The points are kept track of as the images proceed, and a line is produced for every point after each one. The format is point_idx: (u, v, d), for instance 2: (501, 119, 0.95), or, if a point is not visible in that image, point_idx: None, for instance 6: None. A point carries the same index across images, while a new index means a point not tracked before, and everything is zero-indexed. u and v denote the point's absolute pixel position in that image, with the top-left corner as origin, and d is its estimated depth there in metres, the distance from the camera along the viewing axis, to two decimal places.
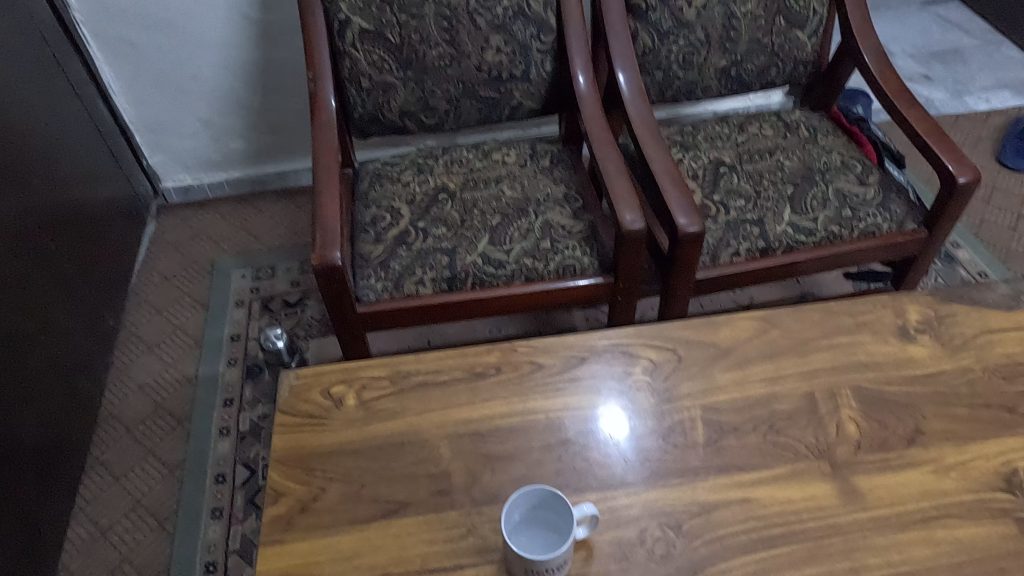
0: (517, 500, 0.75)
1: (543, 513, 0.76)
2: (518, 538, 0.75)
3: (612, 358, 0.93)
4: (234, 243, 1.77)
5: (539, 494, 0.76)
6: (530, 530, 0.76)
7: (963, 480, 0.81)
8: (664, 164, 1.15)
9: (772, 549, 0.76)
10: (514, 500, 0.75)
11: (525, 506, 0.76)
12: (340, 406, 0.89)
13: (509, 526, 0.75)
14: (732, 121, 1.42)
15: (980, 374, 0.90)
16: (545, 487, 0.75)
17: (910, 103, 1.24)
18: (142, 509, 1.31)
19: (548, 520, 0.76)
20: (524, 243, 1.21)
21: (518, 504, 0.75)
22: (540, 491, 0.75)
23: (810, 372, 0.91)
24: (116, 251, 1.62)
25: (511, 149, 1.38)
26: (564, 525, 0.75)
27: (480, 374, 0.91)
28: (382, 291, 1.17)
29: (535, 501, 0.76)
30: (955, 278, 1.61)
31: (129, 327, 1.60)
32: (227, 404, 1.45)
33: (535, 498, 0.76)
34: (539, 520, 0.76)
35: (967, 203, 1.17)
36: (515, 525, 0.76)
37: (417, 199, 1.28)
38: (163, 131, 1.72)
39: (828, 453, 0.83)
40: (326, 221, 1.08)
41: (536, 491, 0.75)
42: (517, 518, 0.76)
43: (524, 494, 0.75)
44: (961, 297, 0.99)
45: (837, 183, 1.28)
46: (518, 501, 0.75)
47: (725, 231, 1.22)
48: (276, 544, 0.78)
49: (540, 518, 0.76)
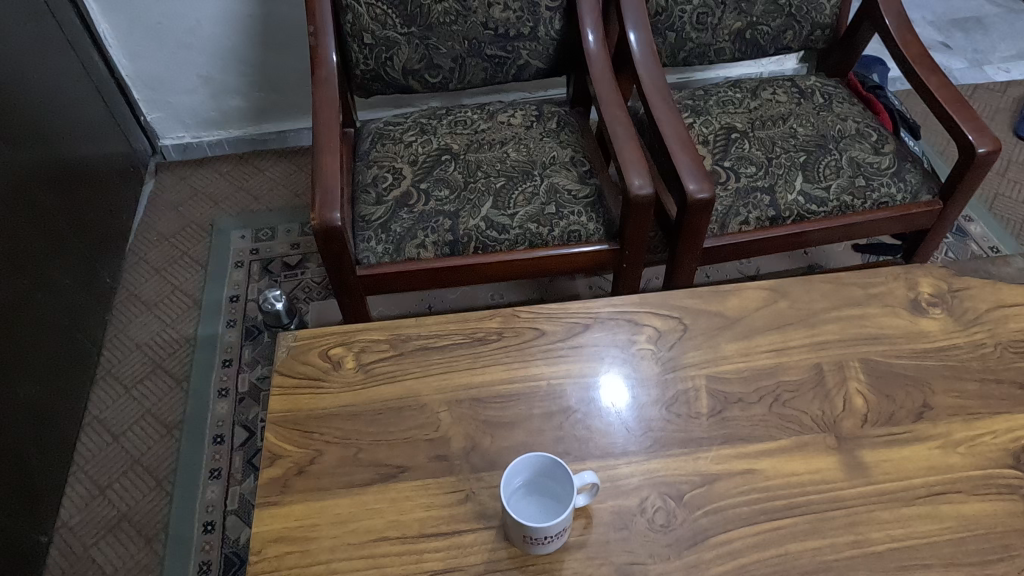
0: (516, 468, 0.73)
1: (540, 477, 0.75)
2: (515, 504, 0.74)
3: (616, 326, 0.91)
4: (233, 203, 1.74)
5: (538, 461, 0.74)
6: (528, 494, 0.75)
7: (970, 456, 0.79)
8: (675, 128, 1.12)
9: (774, 521, 0.75)
10: (514, 468, 0.73)
11: (527, 472, 0.74)
12: (339, 368, 0.87)
13: (509, 495, 0.73)
14: (745, 86, 1.38)
15: (991, 350, 0.88)
16: (546, 454, 0.74)
17: (931, 69, 1.19)
18: (141, 468, 1.31)
19: (548, 483, 0.75)
20: (529, 207, 1.18)
21: (518, 470, 0.74)
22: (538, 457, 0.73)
23: (819, 344, 0.89)
24: (113, 209, 1.60)
25: (517, 111, 1.34)
26: (564, 493, 0.74)
27: (481, 340, 0.89)
28: (383, 254, 1.14)
29: (532, 468, 0.74)
30: (965, 252, 1.58)
31: (126, 286, 1.58)
32: (226, 365, 1.44)
33: (532, 463, 0.74)
34: (536, 484, 0.75)
35: (985, 175, 1.14)
36: (514, 492, 0.74)
37: (420, 160, 1.25)
38: (161, 86, 1.68)
39: (834, 427, 0.82)
40: (326, 179, 1.05)
41: (537, 457, 0.73)
42: (515, 485, 0.74)
43: (524, 461, 0.73)
44: (976, 271, 0.96)
45: (852, 152, 1.24)
46: (518, 469, 0.74)
47: (735, 199, 1.20)
48: (272, 507, 0.77)
49: (540, 482, 0.75)
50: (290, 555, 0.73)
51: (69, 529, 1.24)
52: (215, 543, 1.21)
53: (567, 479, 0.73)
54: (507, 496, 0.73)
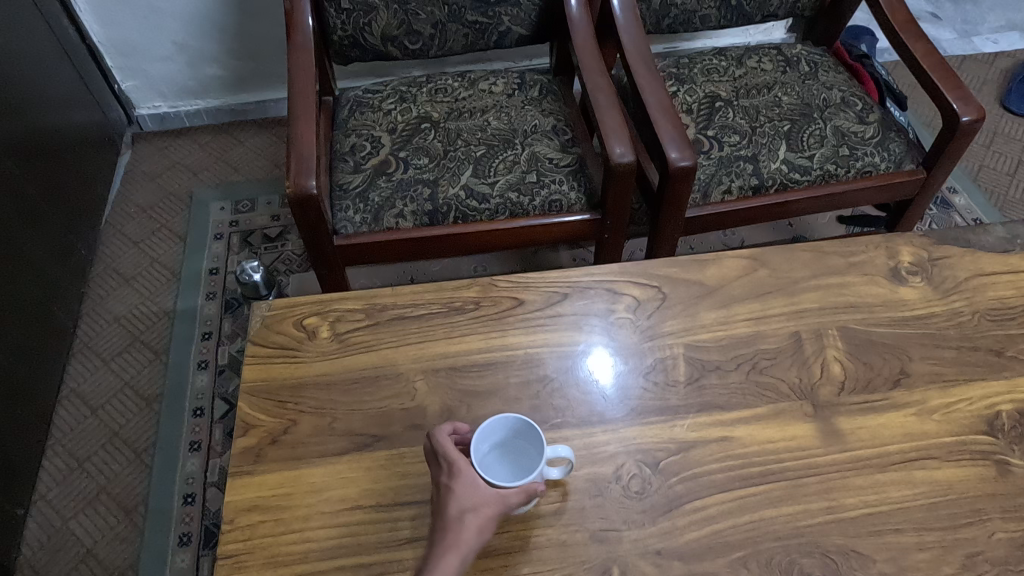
0: (491, 429, 0.73)
1: (512, 437, 0.75)
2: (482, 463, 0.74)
3: (595, 295, 0.90)
4: (212, 173, 1.71)
5: (510, 425, 0.74)
6: (499, 452, 0.75)
7: (945, 423, 0.80)
8: (657, 95, 1.10)
9: (749, 487, 0.75)
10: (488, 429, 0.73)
11: (492, 437, 0.75)
12: (314, 338, 0.86)
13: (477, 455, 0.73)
14: (731, 54, 1.36)
15: (969, 318, 0.88)
16: (509, 419, 0.74)
17: (917, 37, 1.18)
18: (119, 441, 1.30)
19: (524, 445, 0.75)
20: (510, 176, 1.16)
21: (493, 429, 0.74)
22: (515, 423, 0.73)
23: (798, 312, 0.88)
24: (87, 179, 1.56)
25: (498, 78, 1.31)
26: (534, 447, 0.74)
27: (458, 310, 0.88)
28: (360, 224, 1.13)
29: (508, 429, 0.75)
30: (949, 223, 1.58)
31: (104, 258, 1.56)
32: (206, 338, 1.42)
33: (505, 426, 0.74)
34: (507, 445, 0.75)
35: (969, 143, 1.13)
36: (482, 451, 0.74)
37: (399, 128, 1.23)
38: (135, 54, 1.63)
39: (811, 394, 0.81)
40: (301, 147, 1.03)
41: (512, 423, 0.74)
42: (484, 447, 0.74)
43: (499, 423, 0.74)
44: (956, 239, 0.96)
45: (836, 121, 1.23)
46: (492, 429, 0.74)
47: (718, 168, 1.18)
48: (246, 476, 0.76)
49: (512, 444, 0.76)
50: (264, 524, 0.73)
51: (47, 502, 1.24)
52: (195, 515, 1.21)
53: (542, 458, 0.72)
54: (478, 454, 0.74)
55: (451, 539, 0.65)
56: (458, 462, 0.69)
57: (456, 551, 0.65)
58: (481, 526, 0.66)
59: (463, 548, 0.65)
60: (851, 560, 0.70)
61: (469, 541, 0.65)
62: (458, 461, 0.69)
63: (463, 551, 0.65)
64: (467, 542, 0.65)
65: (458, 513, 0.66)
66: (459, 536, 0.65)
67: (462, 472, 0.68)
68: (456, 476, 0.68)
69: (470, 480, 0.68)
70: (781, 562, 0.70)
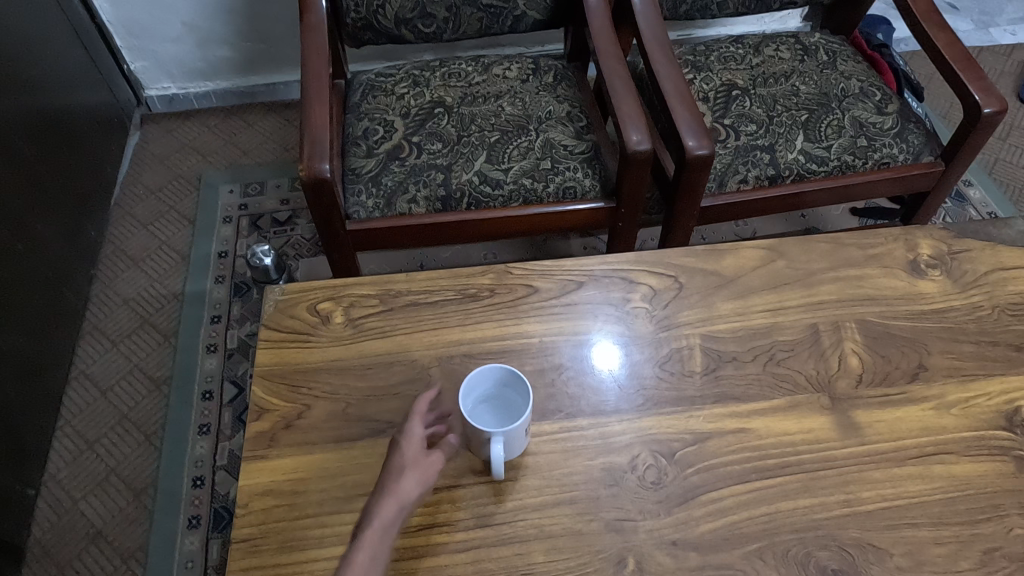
0: (495, 373, 0.75)
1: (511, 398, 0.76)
2: (469, 405, 0.75)
3: (610, 284, 0.89)
4: (221, 156, 1.70)
5: (502, 379, 0.76)
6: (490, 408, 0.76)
7: (964, 418, 0.79)
8: (675, 82, 1.09)
9: (766, 479, 0.74)
10: (492, 372, 0.75)
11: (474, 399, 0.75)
12: (327, 323, 0.86)
13: (473, 393, 0.75)
14: (748, 42, 1.34)
15: (989, 312, 0.88)
16: (482, 378, 0.75)
17: (939, 26, 1.16)
18: (129, 423, 1.30)
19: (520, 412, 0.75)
20: (524, 162, 1.15)
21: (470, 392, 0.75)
22: (519, 381, 0.74)
23: (815, 305, 0.88)
24: (96, 160, 1.55)
25: (513, 63, 1.30)
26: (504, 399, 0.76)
27: (473, 297, 0.87)
28: (373, 209, 1.12)
29: (512, 388, 0.76)
30: (963, 217, 1.57)
31: (112, 240, 1.55)
32: (215, 321, 1.42)
33: (512, 383, 0.75)
34: (503, 402, 0.76)
35: (989, 135, 1.12)
36: (478, 393, 0.76)
37: (412, 112, 1.21)
38: (144, 34, 1.61)
39: (829, 387, 0.81)
40: (314, 129, 1.01)
41: (511, 378, 0.75)
42: (482, 390, 0.76)
43: (497, 376, 0.75)
44: (976, 233, 0.95)
45: (855, 111, 1.21)
46: (496, 374, 0.75)
47: (734, 158, 1.17)
48: (260, 460, 0.76)
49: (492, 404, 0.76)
50: (278, 508, 0.73)
51: (57, 483, 1.24)
52: (204, 498, 1.21)
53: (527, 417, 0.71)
54: (473, 394, 0.76)
55: (393, 488, 0.69)
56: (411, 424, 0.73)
57: (396, 499, 0.69)
58: (423, 478, 0.70)
59: (402, 497, 0.69)
60: (867, 553, 0.70)
61: (409, 491, 0.69)
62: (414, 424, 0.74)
63: (403, 500, 0.69)
64: (407, 493, 0.69)
65: (403, 468, 0.70)
66: (400, 487, 0.69)
67: (411, 430, 0.73)
68: (408, 436, 0.73)
69: (416, 438, 0.73)
70: (797, 554, 0.70)
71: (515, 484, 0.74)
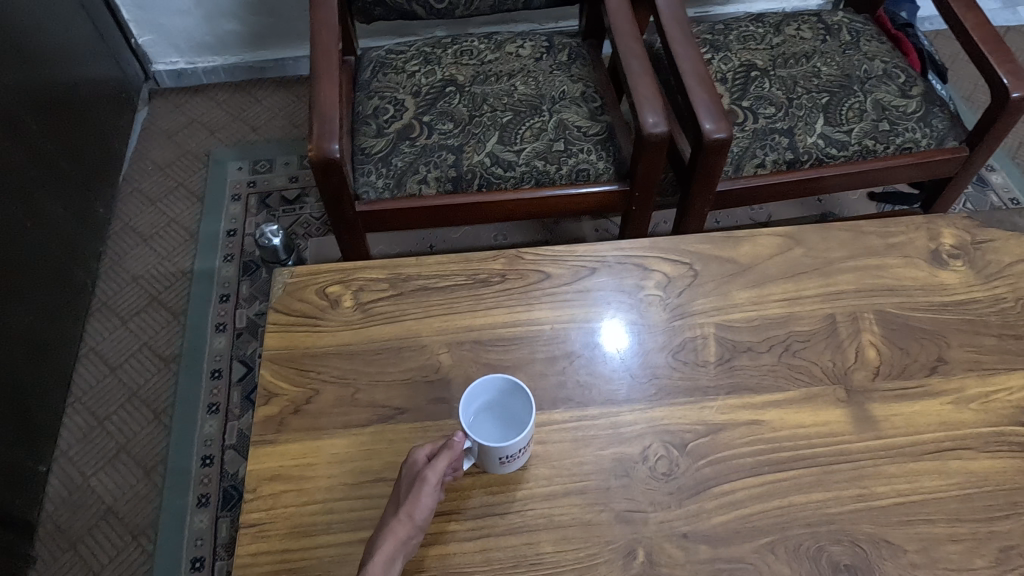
0: (497, 383, 0.73)
1: (513, 410, 0.74)
2: (470, 414, 0.73)
3: (623, 271, 0.87)
4: (229, 132, 1.68)
5: (511, 388, 0.73)
6: (492, 414, 0.75)
7: (983, 412, 0.77)
8: (693, 63, 1.05)
9: (780, 472, 0.73)
10: (495, 382, 0.73)
11: (488, 396, 0.74)
12: (336, 307, 0.84)
13: (472, 404, 0.73)
14: (768, 20, 1.30)
15: (1012, 304, 0.86)
16: (505, 378, 0.73)
17: (968, 6, 1.12)
18: (138, 401, 1.30)
19: (521, 422, 0.73)
20: (536, 143, 1.13)
21: (479, 393, 0.73)
22: (523, 392, 0.72)
23: (833, 294, 0.86)
24: (104, 135, 1.54)
25: (526, 41, 1.27)
26: (516, 409, 0.74)
27: (484, 282, 0.86)
28: (383, 189, 1.10)
29: (513, 399, 0.74)
30: (985, 203, 1.54)
31: (121, 216, 1.54)
32: (224, 299, 1.41)
33: (515, 393, 0.74)
34: (505, 412, 0.74)
35: (1017, 121, 1.09)
36: (479, 402, 0.74)
37: (422, 91, 1.19)
38: (152, 7, 1.59)
39: (845, 378, 0.79)
40: (324, 108, 0.99)
41: (518, 389, 0.73)
42: (483, 399, 0.74)
43: (505, 385, 0.73)
44: (1001, 222, 0.92)
45: (877, 93, 1.18)
46: (498, 385, 0.73)
47: (752, 141, 1.15)
48: (268, 445, 0.75)
49: (500, 405, 0.75)
50: (286, 493, 0.72)
51: (67, 459, 1.25)
52: (214, 476, 1.22)
53: (529, 429, 0.69)
54: (472, 403, 0.73)
55: (389, 530, 0.64)
56: (410, 460, 0.67)
57: (393, 539, 0.63)
58: (413, 519, 0.64)
59: (399, 540, 0.63)
60: (881, 550, 0.69)
61: (408, 532, 0.64)
62: (414, 459, 0.67)
63: (401, 542, 0.63)
64: (406, 531, 0.64)
65: (401, 509, 0.65)
66: (398, 528, 0.64)
67: (413, 465, 0.67)
68: (408, 472, 0.67)
69: (416, 473, 0.66)
70: (809, 549, 0.69)
71: (525, 474, 0.73)
